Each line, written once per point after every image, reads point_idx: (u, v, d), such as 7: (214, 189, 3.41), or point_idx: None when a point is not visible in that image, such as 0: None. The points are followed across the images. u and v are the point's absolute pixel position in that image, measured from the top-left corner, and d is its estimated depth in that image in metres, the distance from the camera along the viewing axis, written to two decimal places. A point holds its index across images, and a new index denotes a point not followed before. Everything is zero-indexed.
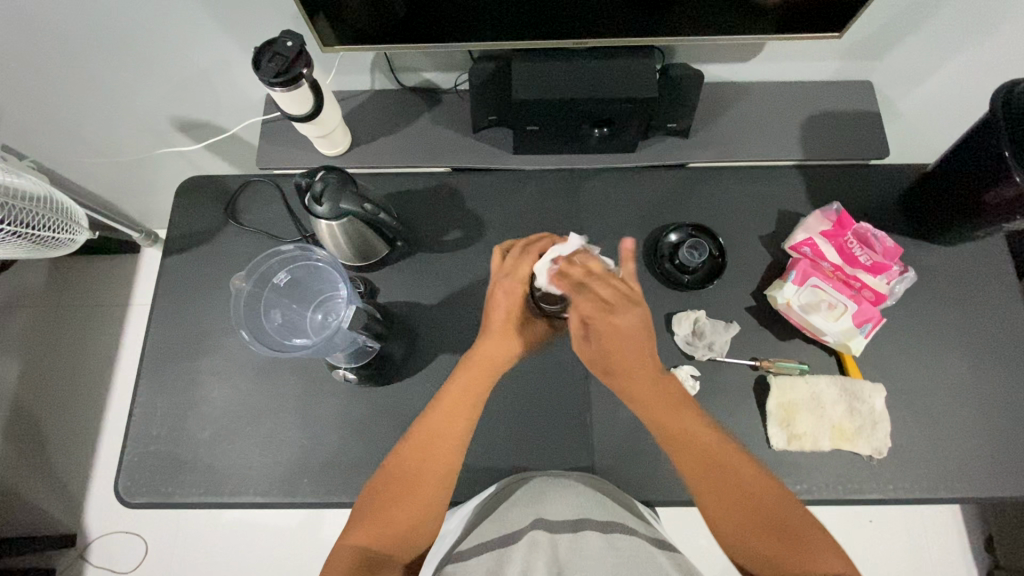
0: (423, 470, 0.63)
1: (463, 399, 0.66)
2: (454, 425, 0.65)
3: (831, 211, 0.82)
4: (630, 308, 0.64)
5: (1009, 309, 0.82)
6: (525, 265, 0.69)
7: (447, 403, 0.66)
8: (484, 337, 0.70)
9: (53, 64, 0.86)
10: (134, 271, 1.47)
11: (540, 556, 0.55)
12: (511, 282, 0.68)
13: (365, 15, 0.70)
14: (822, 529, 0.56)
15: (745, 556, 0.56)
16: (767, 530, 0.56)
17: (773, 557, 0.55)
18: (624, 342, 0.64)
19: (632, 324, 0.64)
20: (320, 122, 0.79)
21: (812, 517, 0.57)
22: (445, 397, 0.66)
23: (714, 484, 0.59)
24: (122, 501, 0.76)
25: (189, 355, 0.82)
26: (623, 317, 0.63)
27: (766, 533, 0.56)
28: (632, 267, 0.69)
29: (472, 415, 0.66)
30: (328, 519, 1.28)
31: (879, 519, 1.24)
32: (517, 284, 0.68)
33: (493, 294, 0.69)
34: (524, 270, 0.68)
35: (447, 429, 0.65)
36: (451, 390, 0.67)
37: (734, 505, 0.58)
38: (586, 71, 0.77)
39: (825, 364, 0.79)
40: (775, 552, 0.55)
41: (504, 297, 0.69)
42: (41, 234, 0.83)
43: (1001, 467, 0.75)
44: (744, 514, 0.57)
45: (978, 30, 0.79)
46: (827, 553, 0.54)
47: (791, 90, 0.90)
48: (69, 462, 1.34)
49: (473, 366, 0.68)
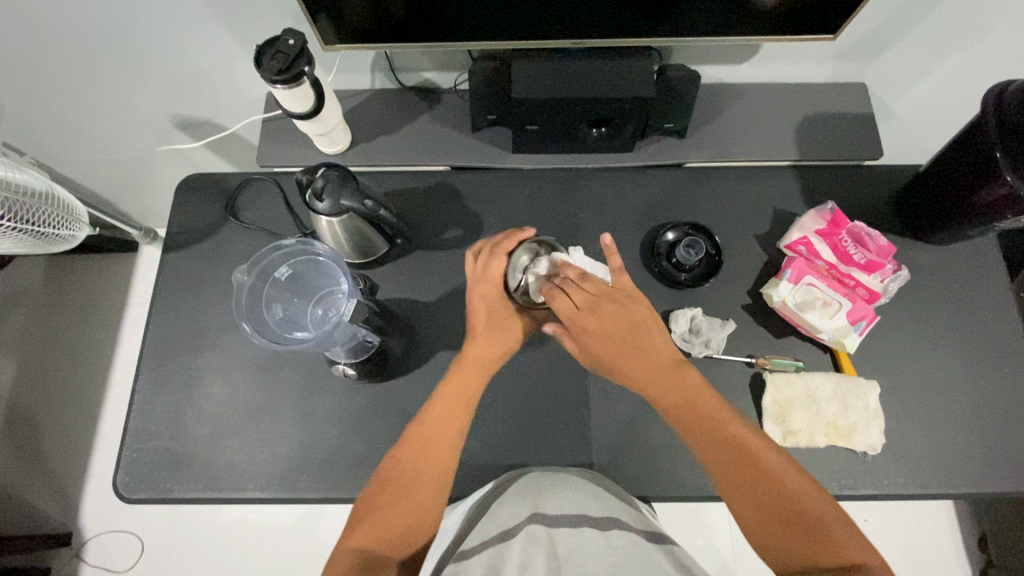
0: (420, 468, 0.64)
1: (458, 401, 0.67)
2: (447, 426, 0.66)
3: (826, 210, 0.83)
4: (602, 302, 0.66)
5: (1000, 305, 0.83)
6: (499, 263, 0.71)
7: (440, 405, 0.67)
8: (467, 340, 0.70)
9: (56, 61, 0.86)
10: (131, 269, 1.47)
11: (540, 550, 0.56)
12: (485, 285, 0.70)
13: (365, 16, 0.71)
14: (839, 513, 0.58)
15: (775, 549, 0.57)
16: (791, 518, 0.57)
17: (798, 546, 0.56)
18: (609, 329, 0.65)
19: (605, 320, 0.65)
20: (320, 120, 0.80)
21: (829, 500, 0.59)
22: (436, 400, 0.67)
23: (739, 469, 0.60)
24: (120, 496, 0.76)
25: (189, 352, 0.82)
26: (596, 310, 0.65)
27: (787, 515, 0.57)
28: (616, 261, 0.70)
29: (466, 418, 0.67)
30: (325, 517, 1.28)
31: (873, 518, 1.25)
32: (490, 284, 0.70)
33: (471, 299, 0.71)
34: (497, 268, 0.71)
35: (441, 430, 0.66)
36: (444, 394, 0.68)
37: (760, 494, 0.59)
38: (582, 72, 0.78)
39: (819, 362, 0.80)
40: (798, 536, 0.56)
41: (482, 300, 0.70)
42: (40, 229, 0.83)
43: (993, 463, 0.76)
44: (762, 505, 0.58)
45: (966, 32, 0.81)
46: (847, 536, 0.56)
47: (786, 91, 0.92)
48: (65, 460, 1.33)
49: (462, 367, 0.69)
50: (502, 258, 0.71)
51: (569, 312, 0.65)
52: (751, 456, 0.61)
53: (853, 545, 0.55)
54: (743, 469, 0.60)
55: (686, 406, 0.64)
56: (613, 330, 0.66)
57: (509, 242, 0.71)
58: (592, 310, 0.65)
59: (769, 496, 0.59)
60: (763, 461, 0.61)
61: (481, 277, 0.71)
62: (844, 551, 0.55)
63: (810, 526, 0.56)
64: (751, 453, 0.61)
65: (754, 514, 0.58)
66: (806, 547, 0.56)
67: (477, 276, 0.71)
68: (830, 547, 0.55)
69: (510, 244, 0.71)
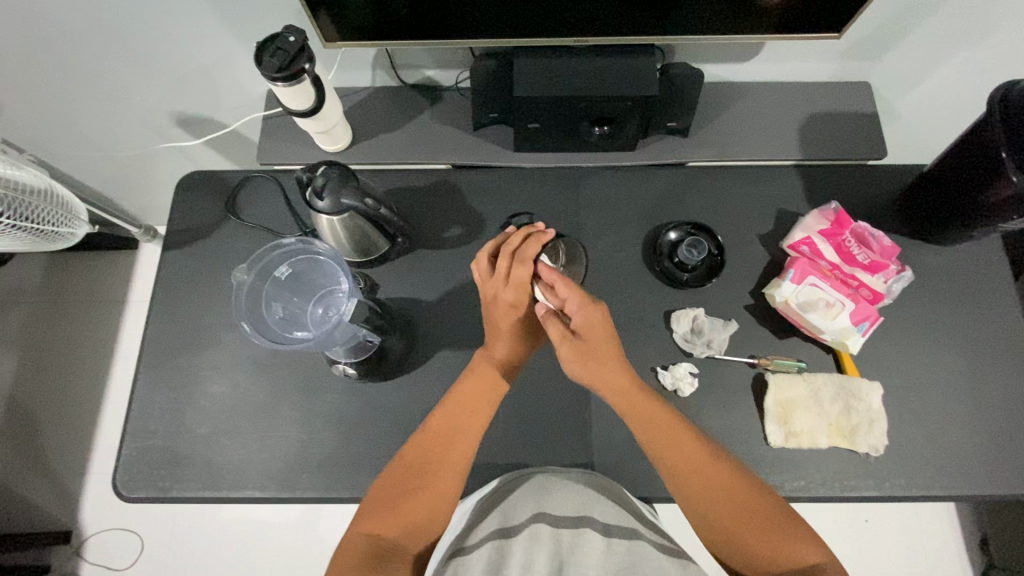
0: (443, 458, 0.66)
1: (478, 396, 0.68)
2: (468, 420, 0.67)
3: (829, 211, 0.82)
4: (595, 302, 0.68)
5: (1005, 306, 0.82)
6: (526, 272, 0.67)
7: (462, 396, 0.68)
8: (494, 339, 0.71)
9: (55, 58, 0.86)
10: (131, 266, 1.47)
11: (541, 550, 0.56)
12: (515, 293, 0.68)
13: (366, 13, 0.70)
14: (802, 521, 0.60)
15: (729, 551, 0.60)
16: (749, 525, 0.60)
17: (755, 550, 0.59)
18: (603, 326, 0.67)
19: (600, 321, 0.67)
20: (321, 118, 0.79)
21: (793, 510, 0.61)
22: (458, 392, 0.69)
23: (696, 478, 0.62)
24: (120, 494, 0.76)
25: (188, 350, 0.82)
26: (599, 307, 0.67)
27: (747, 520, 0.60)
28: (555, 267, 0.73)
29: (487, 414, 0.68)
30: (325, 515, 1.28)
31: (875, 518, 1.25)
32: (519, 293, 0.68)
33: (498, 305, 0.69)
34: (525, 276, 0.67)
35: (460, 423, 0.67)
36: (466, 388, 0.69)
37: (717, 502, 0.61)
38: (583, 70, 0.77)
39: (822, 362, 0.80)
40: (756, 542, 0.59)
41: (509, 307, 0.69)
42: (39, 226, 0.83)
43: (997, 464, 0.76)
44: (723, 511, 0.61)
45: (973, 30, 0.80)
46: (806, 542, 0.58)
47: (790, 89, 0.91)
48: (65, 457, 1.33)
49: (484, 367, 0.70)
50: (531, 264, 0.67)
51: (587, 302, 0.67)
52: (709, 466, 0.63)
53: (810, 550, 0.58)
54: (702, 478, 0.62)
55: (642, 412, 0.65)
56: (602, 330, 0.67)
57: (528, 248, 0.67)
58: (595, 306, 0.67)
59: (729, 505, 0.61)
60: (719, 471, 0.63)
61: (505, 283, 0.68)
62: (797, 555, 0.57)
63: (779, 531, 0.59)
64: (711, 462, 0.63)
65: (713, 522, 0.61)
66: (759, 551, 0.59)
67: (506, 283, 0.68)
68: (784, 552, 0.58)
69: (533, 250, 0.67)
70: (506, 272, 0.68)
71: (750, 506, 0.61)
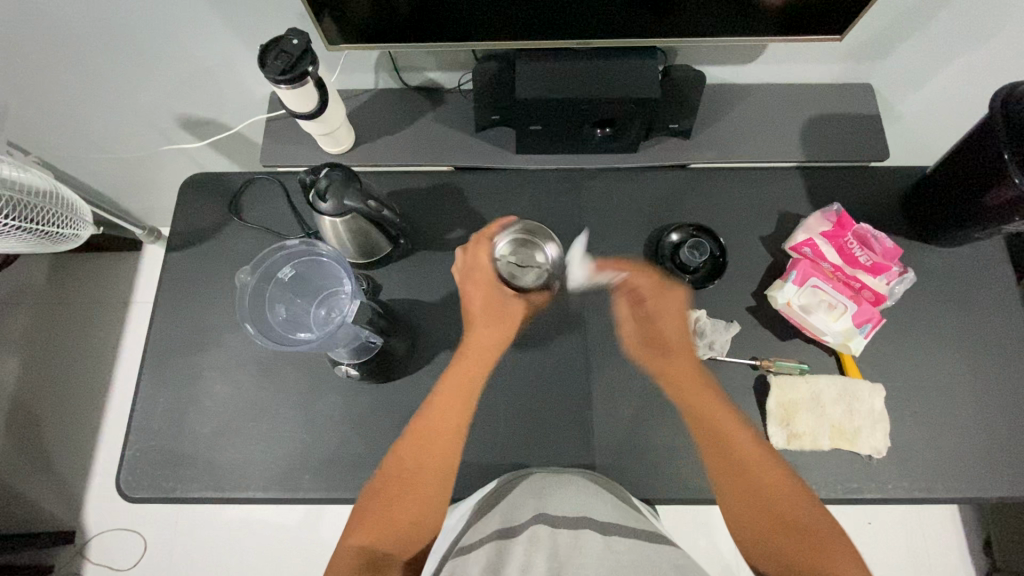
0: (424, 461, 0.70)
1: (446, 407, 0.73)
2: (445, 423, 0.72)
3: (832, 211, 0.83)
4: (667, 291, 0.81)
5: (1007, 308, 0.82)
6: (484, 253, 0.81)
7: (441, 400, 0.73)
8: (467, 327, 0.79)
9: (60, 61, 0.86)
10: (134, 267, 1.48)
11: (540, 552, 0.56)
12: (478, 275, 0.81)
13: (369, 15, 0.70)
14: (833, 527, 0.66)
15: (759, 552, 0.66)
16: (779, 529, 0.66)
17: (779, 548, 0.65)
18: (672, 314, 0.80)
19: (668, 309, 0.80)
20: (324, 120, 0.80)
21: (824, 516, 0.67)
22: (439, 395, 0.74)
23: (737, 475, 0.70)
24: (123, 495, 0.76)
25: (191, 351, 0.82)
26: (671, 296, 0.81)
27: (774, 522, 0.67)
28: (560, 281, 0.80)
29: (461, 416, 0.74)
30: (327, 516, 1.28)
31: (877, 521, 1.25)
32: (480, 273, 0.81)
33: (466, 288, 0.81)
34: (484, 257, 0.81)
35: (439, 425, 0.72)
36: (443, 392, 0.74)
37: (755, 501, 0.68)
38: (585, 72, 0.77)
39: (823, 364, 0.80)
40: (790, 547, 0.65)
41: (475, 289, 0.81)
42: (44, 228, 0.83)
43: (999, 466, 0.76)
44: (754, 509, 0.68)
45: (975, 32, 0.80)
46: (843, 553, 0.63)
47: (792, 91, 0.91)
48: (68, 457, 1.34)
49: (467, 355, 0.77)
50: (490, 247, 0.81)
51: (658, 289, 0.81)
52: (746, 467, 0.70)
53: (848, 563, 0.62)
54: (741, 475, 0.70)
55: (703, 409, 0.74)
56: (675, 319, 0.80)
57: (489, 231, 0.82)
58: (665, 292, 0.81)
59: (762, 504, 0.68)
60: (754, 468, 0.70)
61: (471, 267, 0.81)
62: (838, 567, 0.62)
63: (811, 538, 0.65)
64: (750, 459, 0.71)
65: (739, 514, 0.68)
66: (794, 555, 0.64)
67: (470, 267, 0.81)
68: (823, 560, 0.63)
69: (490, 233, 0.82)
70: (471, 257, 0.81)
71: (786, 510, 0.67)
